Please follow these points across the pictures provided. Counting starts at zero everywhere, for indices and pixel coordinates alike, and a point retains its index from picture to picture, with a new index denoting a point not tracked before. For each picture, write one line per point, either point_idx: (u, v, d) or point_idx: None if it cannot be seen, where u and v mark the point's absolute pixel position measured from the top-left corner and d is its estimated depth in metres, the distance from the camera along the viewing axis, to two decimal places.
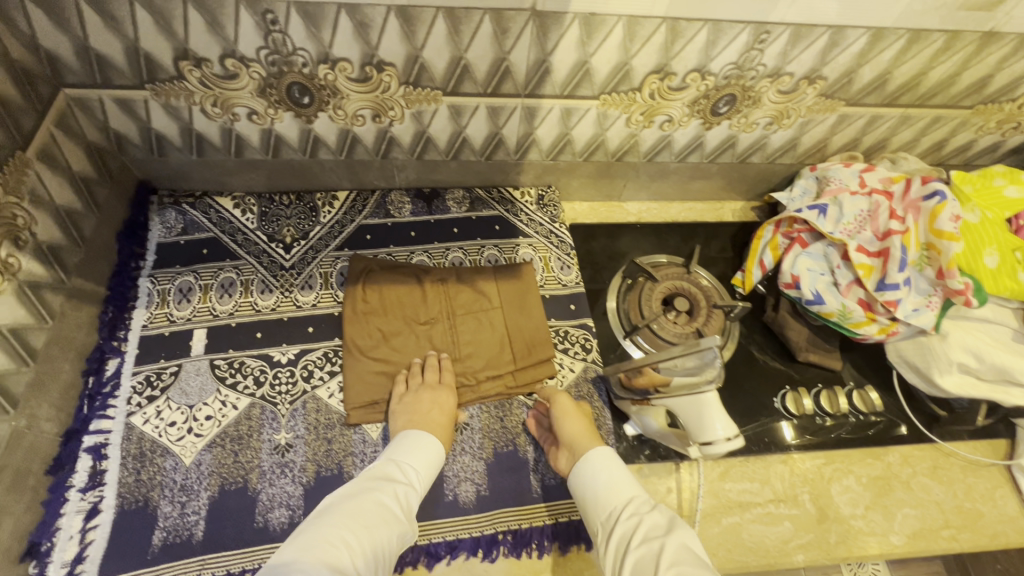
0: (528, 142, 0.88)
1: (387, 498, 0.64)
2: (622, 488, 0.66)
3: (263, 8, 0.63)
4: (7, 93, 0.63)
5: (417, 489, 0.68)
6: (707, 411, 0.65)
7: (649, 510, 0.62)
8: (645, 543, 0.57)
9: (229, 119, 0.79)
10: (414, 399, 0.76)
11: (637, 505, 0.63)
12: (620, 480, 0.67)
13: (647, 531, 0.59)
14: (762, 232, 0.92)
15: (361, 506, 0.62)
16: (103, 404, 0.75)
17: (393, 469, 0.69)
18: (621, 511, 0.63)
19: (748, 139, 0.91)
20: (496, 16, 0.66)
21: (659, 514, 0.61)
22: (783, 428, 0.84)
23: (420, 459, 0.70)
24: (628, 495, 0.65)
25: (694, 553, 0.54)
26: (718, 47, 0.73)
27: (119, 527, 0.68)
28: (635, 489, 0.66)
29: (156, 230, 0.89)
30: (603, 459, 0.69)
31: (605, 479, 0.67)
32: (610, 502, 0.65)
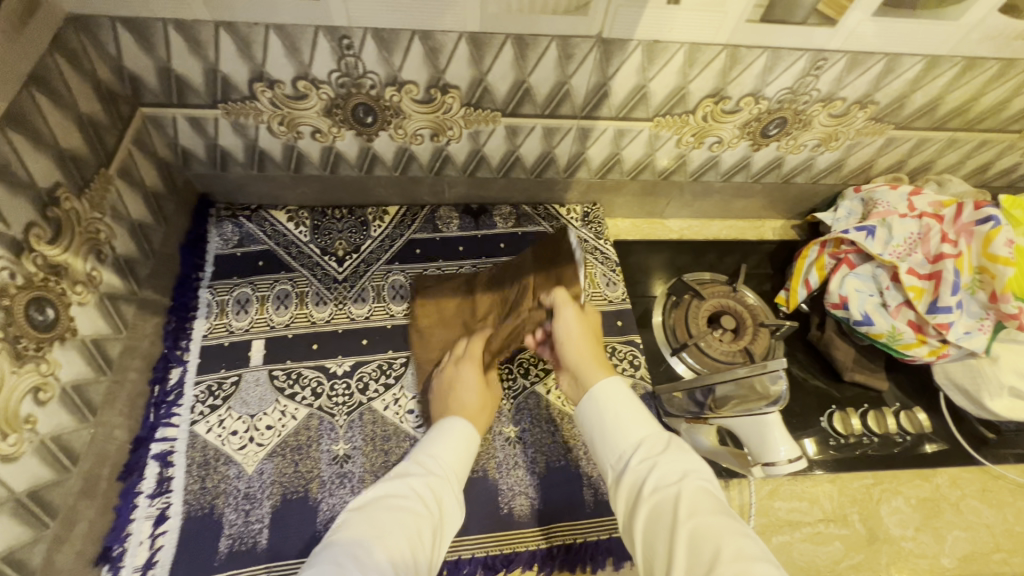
0: (579, 161, 0.90)
1: (404, 498, 0.63)
2: (632, 431, 0.65)
3: (341, 34, 0.65)
4: (94, 112, 0.66)
5: (438, 478, 0.67)
6: (768, 431, 0.68)
7: (660, 454, 0.61)
8: (658, 492, 0.57)
9: (293, 137, 0.81)
10: (449, 389, 0.78)
11: (647, 447, 0.62)
12: (627, 420, 0.66)
13: (659, 480, 0.58)
14: (808, 252, 0.92)
15: (379, 513, 0.60)
16: (168, 412, 0.77)
17: (414, 466, 0.67)
18: (632, 458, 0.62)
19: (794, 160, 0.92)
20: (563, 42, 0.68)
21: (670, 455, 0.61)
22: (803, 442, 0.84)
23: (443, 450, 0.70)
24: (636, 438, 0.64)
25: (713, 500, 0.55)
26: (775, 73, 0.74)
27: (187, 534, 0.70)
28: (647, 429, 0.65)
29: (214, 242, 0.91)
30: (607, 392, 0.68)
31: (613, 420, 0.66)
32: (620, 446, 0.64)
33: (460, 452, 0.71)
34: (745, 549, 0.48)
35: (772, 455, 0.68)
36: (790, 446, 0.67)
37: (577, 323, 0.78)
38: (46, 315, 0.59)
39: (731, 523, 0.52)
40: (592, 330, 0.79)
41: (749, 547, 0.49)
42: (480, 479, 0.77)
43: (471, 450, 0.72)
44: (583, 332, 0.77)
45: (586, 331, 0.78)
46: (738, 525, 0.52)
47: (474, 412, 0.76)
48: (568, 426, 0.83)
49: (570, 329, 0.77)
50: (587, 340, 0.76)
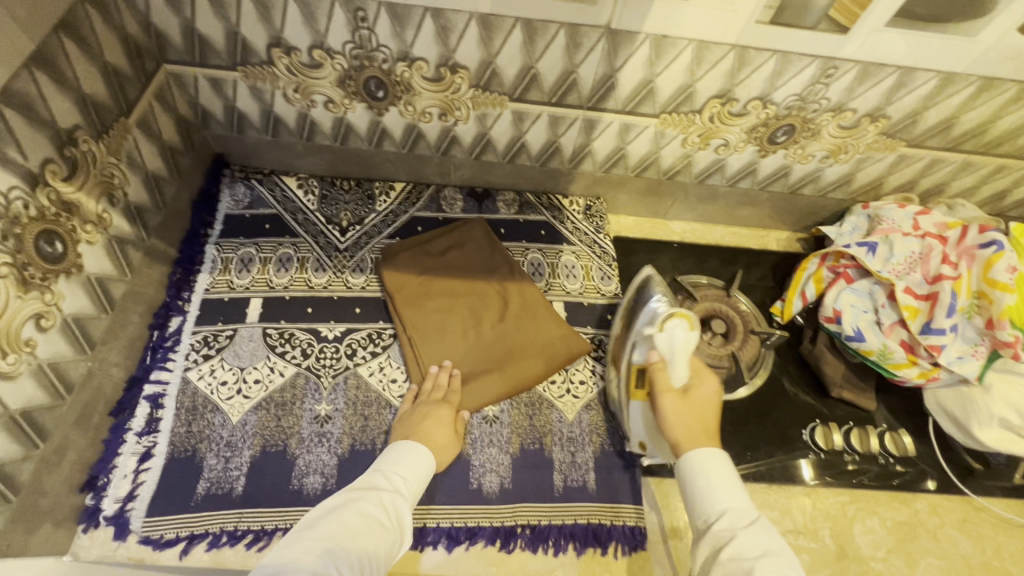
0: (583, 153, 0.91)
1: (369, 512, 0.61)
2: (723, 497, 0.61)
3: (356, 5, 0.68)
4: (119, 62, 0.69)
5: (404, 493, 0.66)
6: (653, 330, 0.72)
7: (746, 526, 0.58)
8: (736, 560, 0.55)
9: (307, 105, 0.84)
10: (413, 415, 0.77)
11: (735, 516, 0.59)
12: (728, 490, 0.62)
13: (740, 546, 0.56)
14: (807, 264, 0.92)
15: (345, 520, 0.60)
16: (164, 357, 0.81)
17: (379, 479, 0.67)
18: (717, 521, 0.60)
19: (802, 171, 0.91)
20: (572, 30, 0.69)
21: (764, 533, 0.57)
22: (801, 466, 0.83)
23: (410, 468, 0.69)
24: (724, 505, 0.61)
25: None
26: (784, 77, 0.74)
27: (168, 472, 0.73)
28: (744, 502, 0.61)
29: (225, 202, 0.94)
30: (713, 463, 0.64)
31: (705, 482, 0.63)
32: (707, 505, 0.62)
33: (423, 477, 0.70)
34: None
35: (666, 348, 0.71)
36: (668, 323, 0.71)
37: (683, 409, 0.70)
38: (55, 248, 0.62)
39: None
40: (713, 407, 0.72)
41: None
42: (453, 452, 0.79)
43: (428, 472, 0.71)
44: (699, 418, 0.69)
45: (699, 421, 0.69)
46: None
47: (432, 422, 0.75)
48: (546, 411, 0.83)
49: (681, 415, 0.69)
50: (694, 424, 0.69)
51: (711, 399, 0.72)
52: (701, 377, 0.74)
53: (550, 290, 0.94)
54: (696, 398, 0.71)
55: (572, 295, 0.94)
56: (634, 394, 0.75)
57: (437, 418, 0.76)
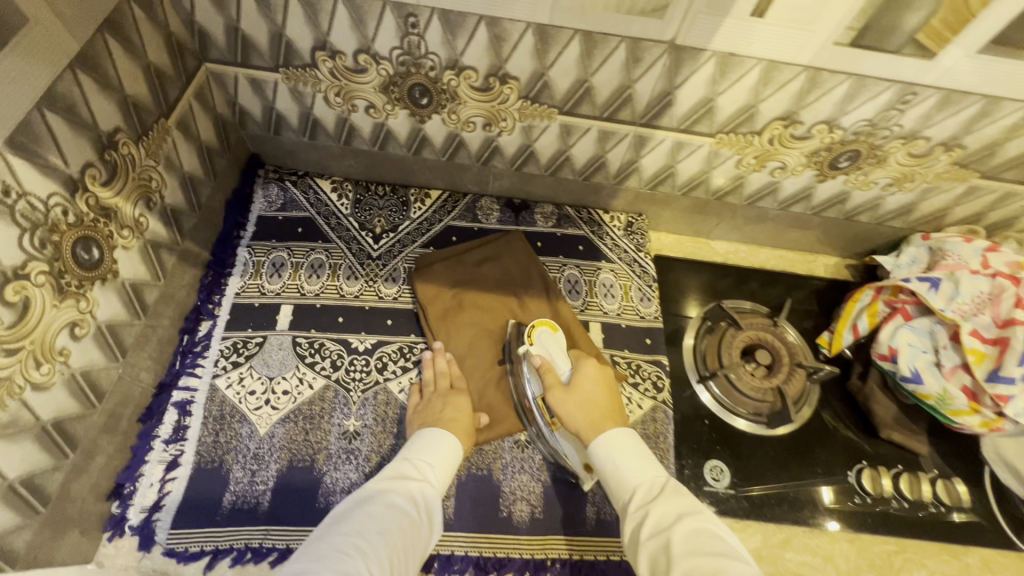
0: (630, 169, 0.87)
1: (398, 503, 0.61)
2: (633, 474, 0.63)
3: (407, 11, 0.64)
4: (161, 62, 0.67)
5: (433, 486, 0.65)
6: (527, 348, 0.79)
7: (658, 496, 0.60)
8: (656, 535, 0.56)
9: (347, 109, 0.81)
10: (431, 408, 0.76)
11: (647, 489, 0.61)
12: (635, 464, 0.64)
13: (658, 517, 0.57)
14: (861, 295, 0.88)
15: (375, 511, 0.59)
16: (193, 362, 0.79)
17: (407, 468, 0.66)
18: (632, 501, 0.61)
19: (862, 198, 0.86)
20: (633, 44, 0.65)
21: (678, 497, 0.59)
22: (821, 490, 0.80)
23: (437, 458, 0.68)
24: (635, 482, 0.62)
25: (721, 538, 0.53)
26: (857, 101, 0.69)
27: (194, 483, 0.72)
28: (655, 471, 0.64)
29: (258, 203, 0.92)
30: (613, 441, 0.67)
31: (613, 466, 0.65)
32: (621, 491, 0.63)
33: (452, 467, 0.70)
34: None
35: (546, 353, 0.78)
36: (536, 334, 0.80)
37: (572, 402, 0.72)
38: (92, 255, 0.60)
39: (728, 556, 0.51)
40: (602, 386, 0.74)
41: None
42: (484, 477, 0.76)
43: (455, 461, 0.71)
44: (591, 402, 0.71)
45: (589, 405, 0.71)
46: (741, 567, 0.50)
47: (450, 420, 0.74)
48: None
49: (570, 408, 0.71)
50: (590, 408, 0.71)
51: (597, 381, 0.75)
52: (580, 361, 0.77)
53: (587, 310, 0.91)
54: (583, 385, 0.73)
55: (610, 316, 0.91)
56: (551, 424, 0.75)
57: (459, 409, 0.76)
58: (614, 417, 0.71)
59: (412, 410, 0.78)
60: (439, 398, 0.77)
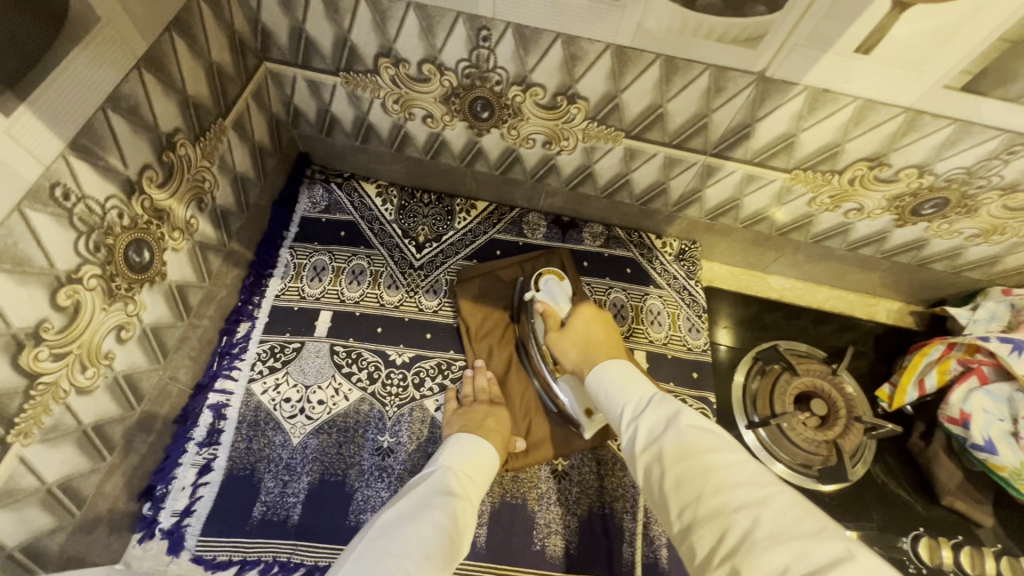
0: (692, 198, 0.83)
1: (439, 518, 0.58)
2: (625, 395, 0.60)
3: (481, 24, 0.61)
4: (224, 61, 0.65)
5: (468, 502, 0.63)
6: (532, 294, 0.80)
7: (647, 408, 0.57)
8: (648, 447, 0.53)
9: (404, 117, 0.79)
10: (471, 415, 0.74)
11: (638, 405, 0.58)
12: (628, 386, 0.62)
13: (649, 428, 0.54)
14: (930, 349, 0.82)
15: (419, 528, 0.55)
16: (231, 364, 0.78)
17: (444, 483, 0.63)
18: (624, 418, 0.58)
19: (941, 246, 0.81)
20: (718, 73, 0.61)
21: (665, 404, 0.56)
22: (843, 532, 0.76)
23: (473, 474, 0.66)
24: (626, 402, 0.60)
25: (712, 435, 0.51)
26: (956, 148, 0.64)
27: (226, 490, 0.71)
28: (647, 388, 0.61)
29: (303, 203, 0.91)
30: (603, 367, 0.65)
31: (606, 394, 0.63)
32: (615, 411, 0.61)
33: (485, 481, 0.68)
34: (779, 498, 0.43)
35: (548, 299, 0.79)
36: (541, 281, 0.81)
37: (570, 339, 0.72)
38: (143, 257, 0.59)
39: (719, 448, 0.49)
40: (599, 324, 0.74)
41: (777, 496, 0.44)
42: (519, 507, 0.73)
43: (487, 478, 0.68)
44: (587, 339, 0.71)
45: (588, 342, 0.71)
46: (736, 459, 0.48)
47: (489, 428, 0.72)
48: (619, 474, 0.77)
49: (569, 347, 0.72)
50: (591, 344, 0.71)
51: (594, 321, 0.74)
52: (579, 305, 0.77)
53: (632, 337, 0.87)
54: (581, 324, 0.74)
55: (656, 346, 0.86)
56: (554, 370, 0.77)
57: (499, 421, 0.74)
58: (609, 350, 0.69)
59: (450, 414, 0.76)
60: (480, 405, 0.76)
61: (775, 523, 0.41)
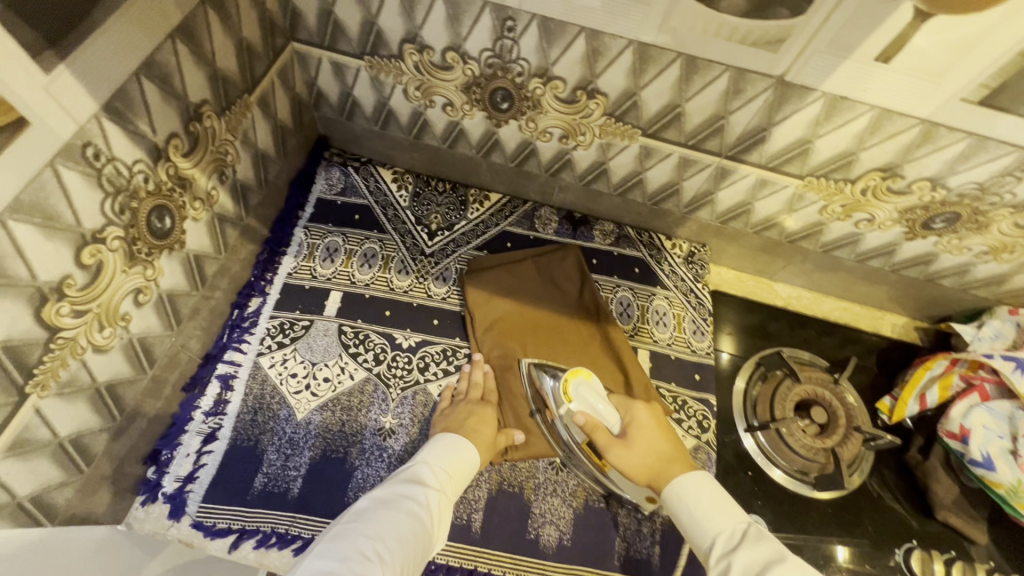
0: (704, 200, 0.84)
1: (415, 509, 0.59)
2: (712, 520, 0.59)
3: (507, 14, 0.62)
4: (253, 38, 0.67)
5: (446, 494, 0.63)
6: (567, 407, 0.72)
7: (742, 543, 0.56)
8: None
9: (424, 104, 0.80)
10: (456, 415, 0.74)
11: (729, 538, 0.57)
12: (716, 508, 0.60)
13: (745, 567, 0.53)
14: (933, 364, 0.83)
15: (394, 516, 0.57)
16: (240, 337, 0.79)
17: (423, 472, 0.64)
18: (713, 549, 0.57)
19: (949, 261, 0.81)
20: (738, 75, 0.62)
21: (762, 544, 0.55)
22: (835, 546, 0.77)
23: (452, 466, 0.66)
24: (714, 529, 0.58)
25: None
26: (969, 163, 0.64)
27: (230, 459, 0.72)
28: (737, 515, 0.59)
29: (319, 184, 0.92)
30: (687, 487, 0.62)
31: (688, 512, 0.61)
32: (701, 539, 0.59)
33: (467, 477, 0.67)
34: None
35: (587, 407, 0.71)
36: (573, 391, 0.72)
37: (632, 455, 0.68)
38: (164, 224, 0.60)
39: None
40: (658, 428, 0.70)
41: None
42: (515, 496, 0.74)
43: (468, 473, 0.68)
44: (653, 452, 0.68)
45: (652, 453, 0.68)
46: None
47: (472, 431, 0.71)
48: None
49: (632, 462, 0.67)
50: (660, 448, 0.68)
51: (650, 424, 0.70)
52: (629, 408, 0.72)
53: (636, 335, 0.87)
54: (640, 433, 0.69)
55: (659, 346, 0.87)
56: (603, 466, 0.73)
57: (483, 421, 0.74)
58: (679, 461, 0.67)
59: (439, 414, 0.76)
60: (467, 403, 0.76)
61: None
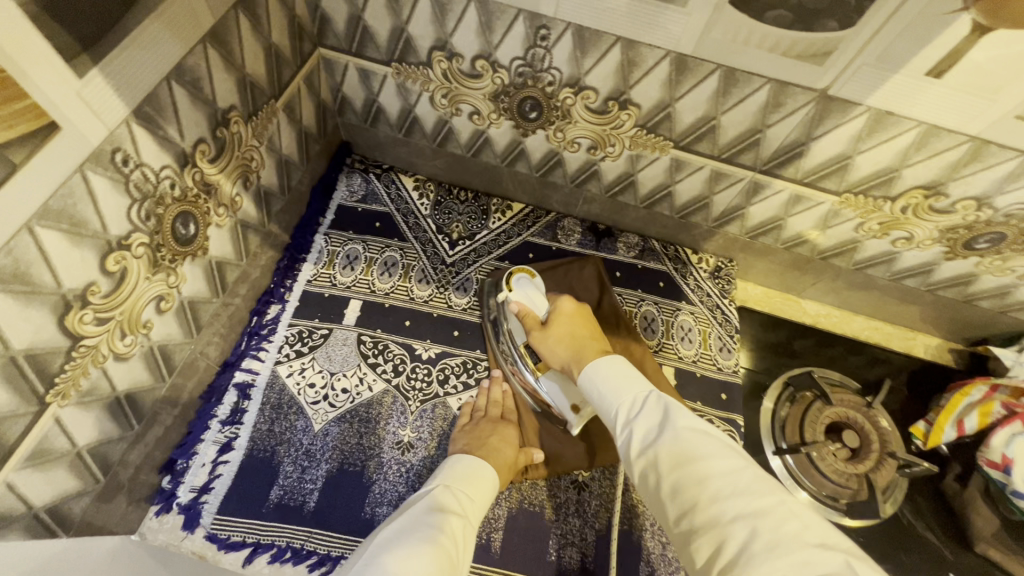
0: (734, 215, 0.82)
1: (444, 533, 0.56)
2: (616, 394, 0.55)
3: (541, 23, 0.61)
4: (282, 44, 0.66)
5: (469, 518, 0.61)
6: (506, 294, 0.76)
7: (643, 409, 0.52)
8: (644, 453, 0.49)
9: (450, 112, 0.79)
10: (478, 434, 0.72)
11: (630, 408, 0.53)
12: (620, 382, 0.56)
13: (642, 433, 0.50)
14: (972, 389, 0.80)
15: (423, 543, 0.54)
16: (259, 345, 0.78)
17: (444, 497, 0.61)
18: (616, 420, 0.54)
19: (989, 283, 0.78)
20: (778, 88, 0.60)
21: (661, 406, 0.51)
22: None
23: (474, 489, 0.64)
24: (617, 403, 0.54)
25: (710, 441, 0.47)
26: (1019, 183, 0.62)
27: (245, 471, 0.70)
28: (639, 384, 0.55)
29: (341, 191, 0.91)
30: (595, 371, 0.58)
31: (597, 394, 0.57)
32: (606, 412, 0.55)
33: (488, 499, 0.65)
34: (784, 512, 0.42)
35: (524, 298, 0.74)
36: (513, 282, 0.77)
37: (560, 338, 0.67)
38: (189, 231, 0.59)
39: (720, 457, 0.46)
40: (582, 319, 0.69)
41: (782, 511, 0.42)
42: (536, 515, 0.72)
43: (488, 494, 0.65)
44: (570, 337, 0.67)
45: (575, 337, 0.66)
46: (732, 468, 0.45)
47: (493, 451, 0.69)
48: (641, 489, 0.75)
49: (553, 347, 0.67)
50: (587, 336, 0.67)
51: (576, 317, 0.70)
52: (557, 300, 0.72)
53: (660, 351, 0.85)
54: (561, 320, 0.69)
55: (684, 362, 0.85)
56: (537, 371, 0.75)
57: (504, 440, 0.72)
58: (592, 346, 0.64)
59: (459, 429, 0.74)
60: (487, 421, 0.74)
61: (775, 534, 0.40)
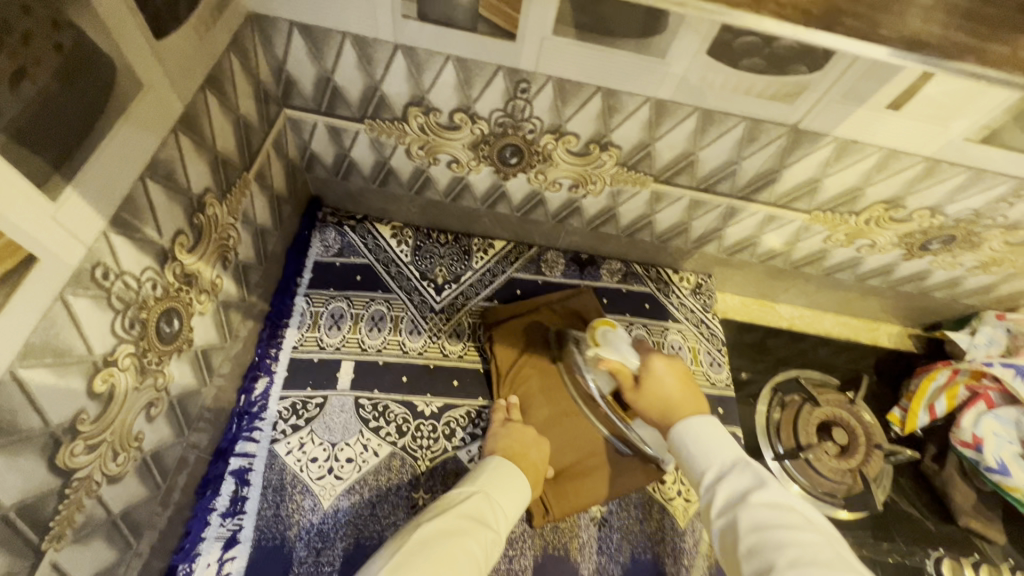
0: (712, 236, 0.85)
1: (478, 546, 0.55)
2: (704, 452, 0.55)
3: (521, 77, 0.61)
4: (250, 113, 0.63)
5: (499, 533, 0.60)
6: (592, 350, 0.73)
7: (730, 471, 0.53)
8: (726, 511, 0.51)
9: (428, 162, 0.77)
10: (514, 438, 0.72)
11: (718, 466, 0.54)
12: (710, 442, 0.56)
13: (727, 493, 0.51)
14: (937, 374, 0.87)
15: (454, 551, 0.53)
16: (251, 426, 0.73)
17: (484, 508, 0.60)
18: (700, 476, 0.55)
19: (942, 276, 0.85)
20: (753, 124, 0.63)
21: (746, 472, 0.52)
22: None
23: (509, 504, 0.63)
24: (705, 459, 0.55)
25: (796, 515, 0.48)
26: (968, 192, 0.67)
27: (255, 565, 0.66)
28: (727, 445, 0.55)
29: (315, 247, 0.87)
30: (688, 433, 0.57)
31: (682, 446, 0.58)
32: (691, 468, 0.56)
33: (517, 513, 0.64)
34: None
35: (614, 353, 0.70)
36: (599, 337, 0.74)
37: (652, 400, 0.62)
38: (173, 326, 0.55)
39: (807, 533, 0.46)
40: (679, 379, 0.63)
41: None
42: (563, 560, 0.72)
43: (518, 511, 0.64)
44: (668, 399, 0.61)
45: (668, 400, 0.61)
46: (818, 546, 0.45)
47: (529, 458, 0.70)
48: (658, 516, 0.77)
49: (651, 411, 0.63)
50: (684, 391, 0.62)
51: (668, 373, 0.63)
52: (648, 358, 0.66)
53: None
54: (654, 380, 0.63)
55: None
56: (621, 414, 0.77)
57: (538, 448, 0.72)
58: (691, 407, 0.60)
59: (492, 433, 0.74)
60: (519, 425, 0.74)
61: None
